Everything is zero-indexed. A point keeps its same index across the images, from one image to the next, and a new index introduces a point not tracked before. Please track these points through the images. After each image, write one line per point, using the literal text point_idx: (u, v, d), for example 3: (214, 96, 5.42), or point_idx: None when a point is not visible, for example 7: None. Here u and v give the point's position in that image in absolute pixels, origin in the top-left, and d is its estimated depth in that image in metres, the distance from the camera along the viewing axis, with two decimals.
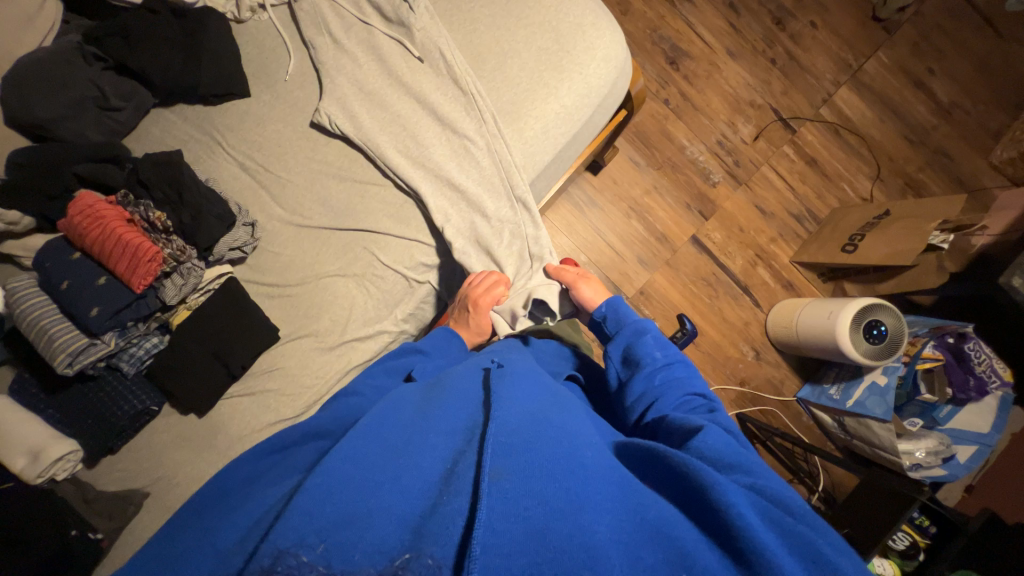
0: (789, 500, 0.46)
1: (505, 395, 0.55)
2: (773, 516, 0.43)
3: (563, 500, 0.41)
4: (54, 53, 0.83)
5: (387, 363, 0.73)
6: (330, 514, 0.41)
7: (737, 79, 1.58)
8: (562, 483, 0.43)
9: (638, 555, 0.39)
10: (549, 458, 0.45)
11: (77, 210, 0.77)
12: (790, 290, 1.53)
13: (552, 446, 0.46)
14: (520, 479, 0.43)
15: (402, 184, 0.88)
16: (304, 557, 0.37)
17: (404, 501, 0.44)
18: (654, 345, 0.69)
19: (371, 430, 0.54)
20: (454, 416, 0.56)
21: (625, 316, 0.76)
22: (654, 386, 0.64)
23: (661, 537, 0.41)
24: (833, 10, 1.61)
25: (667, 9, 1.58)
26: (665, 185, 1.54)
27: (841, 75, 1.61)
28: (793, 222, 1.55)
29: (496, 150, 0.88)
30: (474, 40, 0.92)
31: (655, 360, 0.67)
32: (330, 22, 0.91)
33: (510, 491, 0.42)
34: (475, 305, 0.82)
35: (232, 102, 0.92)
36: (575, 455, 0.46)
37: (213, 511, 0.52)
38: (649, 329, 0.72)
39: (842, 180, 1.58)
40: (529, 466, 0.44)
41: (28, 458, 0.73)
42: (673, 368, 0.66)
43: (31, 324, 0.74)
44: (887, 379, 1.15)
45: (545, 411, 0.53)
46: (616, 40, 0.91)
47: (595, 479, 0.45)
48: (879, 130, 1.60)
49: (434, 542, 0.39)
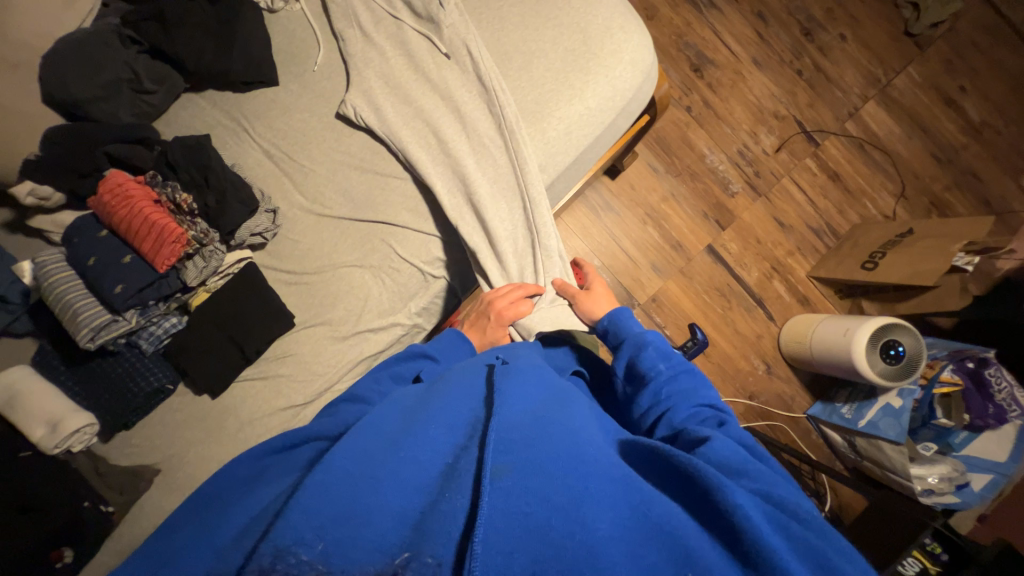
0: (795, 505, 0.46)
1: (507, 394, 0.54)
2: (779, 520, 0.43)
3: (564, 497, 0.41)
4: (91, 34, 0.82)
5: (395, 369, 0.72)
6: (329, 510, 0.41)
7: (762, 89, 1.58)
8: (563, 479, 0.43)
9: (640, 553, 0.39)
10: (552, 455, 0.45)
11: (106, 189, 0.78)
12: (805, 305, 1.51)
13: (555, 445, 0.46)
14: (520, 474, 0.43)
15: (419, 179, 0.89)
16: (304, 556, 0.38)
17: (403, 496, 0.44)
18: (657, 356, 0.67)
19: (373, 425, 0.54)
20: (459, 406, 0.56)
21: (626, 329, 0.74)
22: (661, 401, 0.63)
23: (663, 535, 0.40)
24: (863, 23, 1.60)
25: (695, 16, 1.58)
26: (682, 194, 1.53)
27: (869, 89, 1.59)
28: (812, 236, 1.54)
29: (515, 149, 0.87)
30: (502, 38, 0.92)
31: (659, 373, 0.65)
32: (360, 15, 0.91)
33: (511, 488, 0.42)
34: (496, 316, 0.82)
35: (260, 91, 0.91)
36: (577, 453, 0.45)
37: (219, 508, 0.52)
38: (651, 339, 0.70)
39: (864, 196, 1.55)
40: (531, 462, 0.44)
41: (47, 428, 0.77)
42: (678, 380, 0.64)
43: (56, 299, 0.75)
44: (902, 401, 1.13)
45: (547, 409, 0.52)
46: (644, 44, 0.91)
47: (598, 475, 0.44)
48: (906, 147, 1.57)
49: (434, 540, 0.39)
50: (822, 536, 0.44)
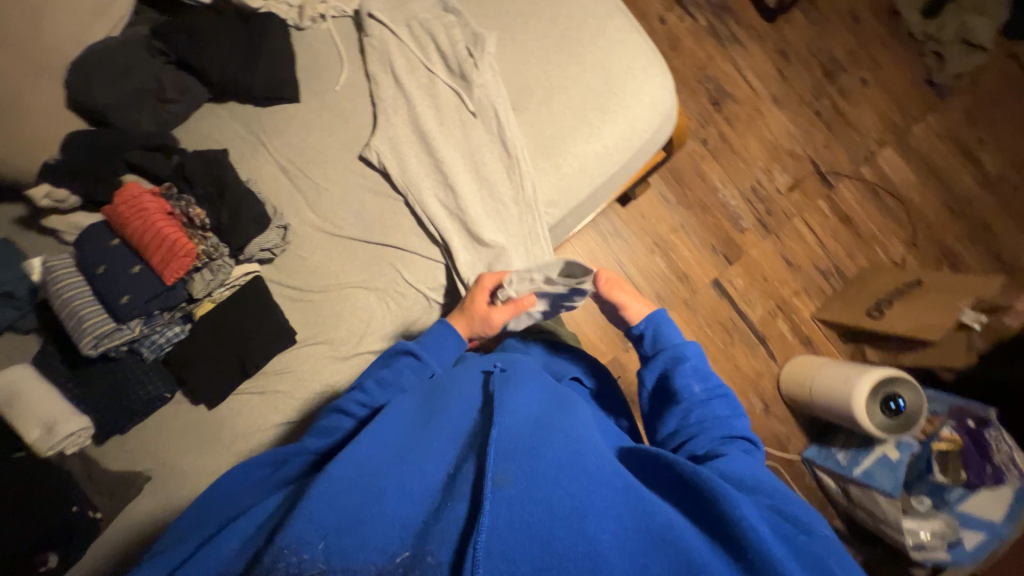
0: (805, 520, 0.50)
1: (510, 402, 0.55)
2: (785, 533, 0.46)
3: (568, 505, 0.41)
4: (123, 45, 0.83)
5: (380, 373, 0.69)
6: (333, 519, 0.43)
7: (779, 127, 1.58)
8: (569, 488, 0.42)
9: (644, 562, 0.39)
10: (555, 464, 0.45)
11: (121, 200, 0.78)
12: (808, 347, 1.50)
13: (557, 453, 0.46)
14: (526, 485, 0.42)
15: (436, 235, 0.88)
16: (305, 556, 0.40)
17: (406, 504, 0.45)
18: (693, 376, 0.68)
19: (378, 434, 0.56)
20: (461, 420, 0.57)
21: (666, 337, 0.73)
22: (688, 426, 0.65)
23: (666, 543, 0.41)
24: (886, 69, 1.60)
25: (717, 51, 1.59)
26: (692, 225, 1.53)
27: (887, 134, 1.58)
28: (819, 277, 1.53)
29: (524, 195, 0.87)
30: (524, 71, 0.91)
31: (693, 395, 0.66)
32: (395, 61, 0.89)
33: (515, 497, 0.42)
34: (479, 282, 0.82)
35: (281, 107, 0.91)
36: (581, 462, 0.46)
37: (224, 509, 0.58)
38: (689, 355, 0.70)
39: (875, 241, 1.55)
40: (533, 474, 0.43)
41: (43, 430, 0.77)
42: (712, 405, 0.66)
43: (62, 304, 0.76)
44: (900, 454, 1.13)
45: (550, 418, 0.53)
46: (664, 87, 0.92)
47: (602, 484, 0.44)
48: (920, 195, 1.56)
49: (437, 541, 0.40)
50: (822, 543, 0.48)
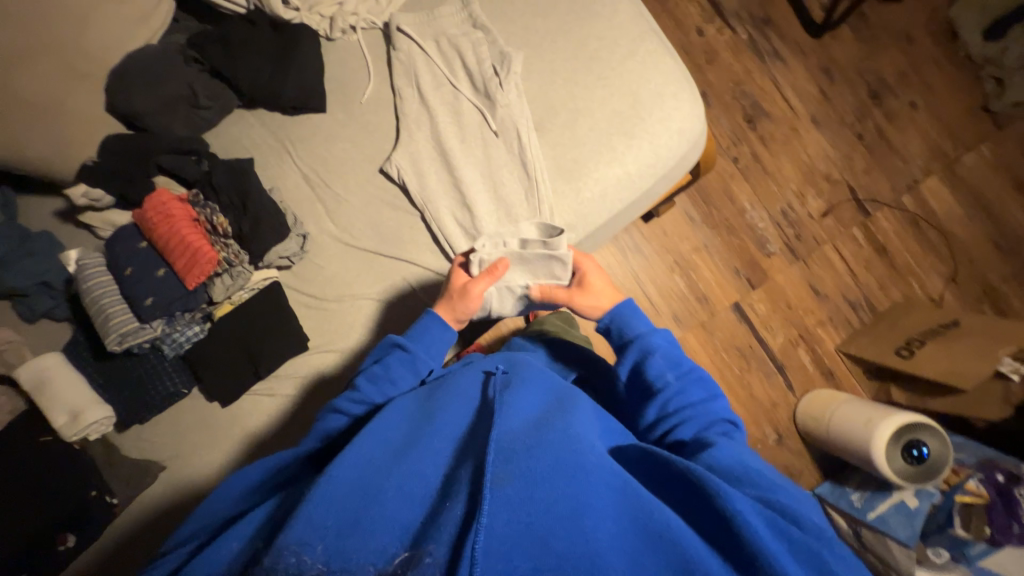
0: (796, 511, 0.50)
1: (508, 403, 0.56)
2: (778, 525, 0.47)
3: (564, 505, 0.43)
4: (162, 51, 0.85)
5: (370, 369, 0.73)
6: (333, 519, 0.44)
7: (817, 149, 1.51)
8: (563, 489, 0.45)
9: (640, 561, 0.43)
10: (551, 465, 0.46)
11: (150, 205, 0.81)
12: (829, 380, 1.44)
13: (553, 454, 0.47)
14: (522, 484, 0.44)
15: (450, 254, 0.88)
16: (305, 556, 0.40)
17: (405, 507, 0.46)
18: (663, 365, 0.68)
19: (378, 433, 0.57)
20: (461, 419, 0.58)
21: (633, 327, 0.73)
22: (670, 415, 0.65)
23: (664, 541, 0.44)
24: (938, 93, 1.51)
25: (756, 67, 1.53)
26: (716, 246, 1.49)
27: (934, 163, 1.50)
28: (846, 308, 1.47)
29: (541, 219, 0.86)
30: (549, 92, 0.89)
31: (668, 384, 0.66)
32: (421, 76, 0.89)
33: (513, 496, 0.43)
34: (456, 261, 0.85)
35: (308, 116, 0.92)
36: (577, 461, 0.47)
37: (220, 504, 0.62)
38: (658, 345, 0.70)
39: (911, 275, 1.47)
40: (530, 473, 0.45)
41: (69, 417, 0.82)
42: (687, 392, 0.66)
43: (91, 301, 0.80)
44: (918, 503, 1.10)
45: (547, 416, 0.54)
46: (693, 114, 0.89)
47: (597, 484, 0.47)
48: (965, 229, 1.47)
49: (434, 541, 0.41)
50: (820, 539, 0.49)
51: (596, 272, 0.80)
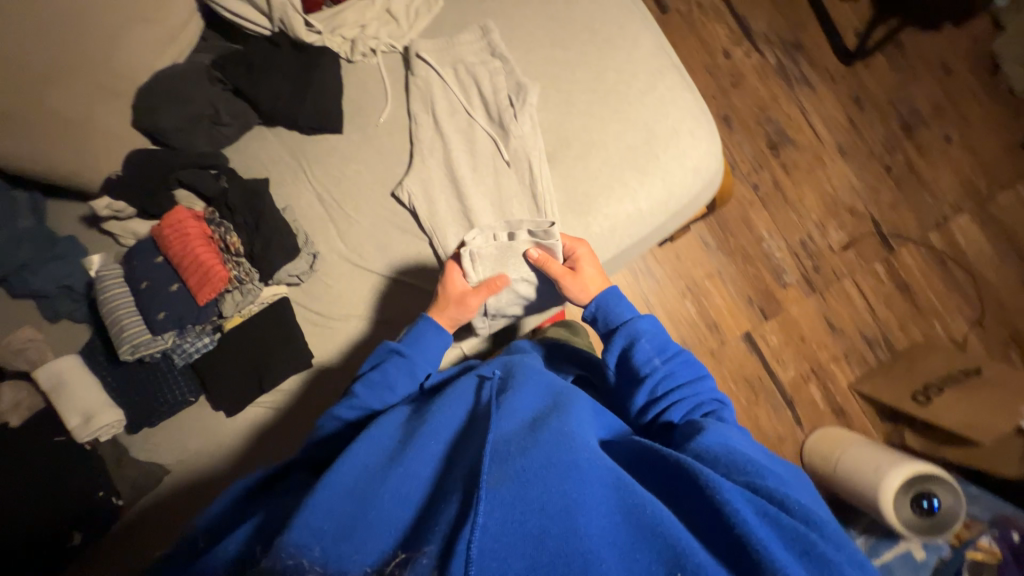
0: (785, 497, 0.49)
1: (507, 405, 0.57)
2: (770, 513, 0.47)
3: (557, 504, 0.43)
4: (187, 70, 0.88)
5: (368, 374, 0.74)
6: (331, 523, 0.45)
7: (841, 179, 1.47)
8: (560, 485, 0.45)
9: (636, 557, 0.43)
10: (545, 465, 0.46)
11: (167, 222, 0.84)
12: (840, 418, 1.39)
13: (547, 453, 0.47)
14: (517, 484, 0.44)
15: None
16: (304, 559, 0.41)
17: (397, 508, 0.48)
18: (651, 350, 0.71)
19: (375, 439, 0.59)
20: (457, 421, 0.59)
21: (616, 315, 0.77)
22: (659, 400, 0.67)
23: (655, 536, 0.43)
24: (975, 127, 1.45)
25: (783, 92, 1.50)
26: (730, 273, 1.46)
27: (966, 200, 1.44)
28: (863, 345, 1.41)
29: None
30: (564, 123, 0.89)
31: (655, 369, 0.69)
32: (437, 102, 0.90)
33: (509, 496, 0.44)
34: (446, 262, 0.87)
35: (325, 137, 0.94)
36: (571, 456, 0.48)
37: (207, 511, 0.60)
38: (643, 330, 0.73)
39: (935, 315, 1.41)
40: (524, 472, 0.46)
41: (82, 419, 0.85)
42: (674, 375, 0.69)
43: (108, 312, 0.83)
44: (926, 555, 1.06)
45: (543, 417, 0.54)
46: (709, 152, 0.87)
47: (591, 478, 0.47)
48: (995, 270, 1.41)
49: (431, 543, 0.42)
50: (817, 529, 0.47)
51: (588, 260, 0.82)
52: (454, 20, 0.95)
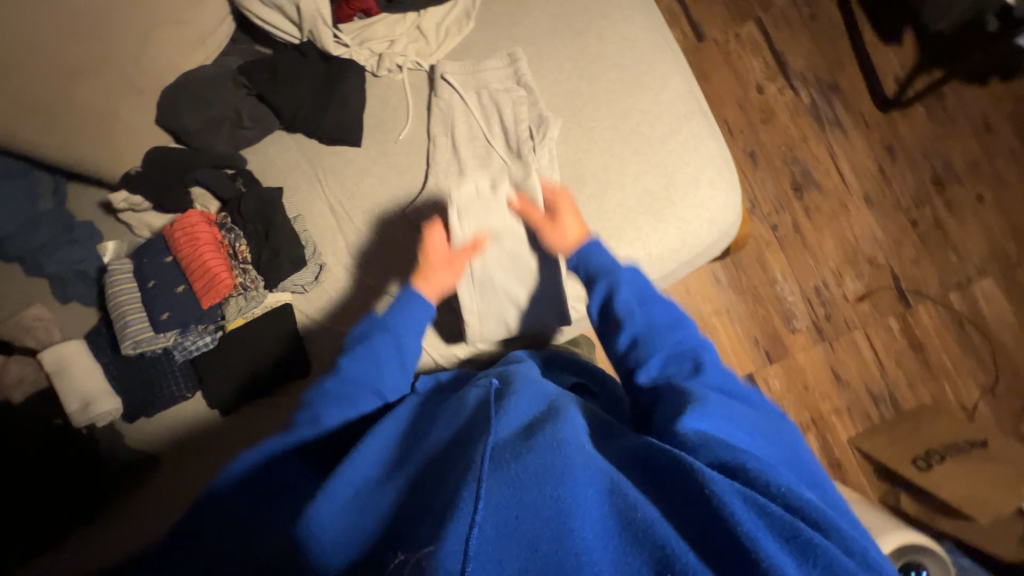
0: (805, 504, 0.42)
1: (502, 406, 0.51)
2: (788, 524, 0.40)
3: (545, 509, 0.38)
4: (215, 74, 0.89)
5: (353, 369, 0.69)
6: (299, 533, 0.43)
7: (864, 228, 1.43)
8: (550, 491, 0.39)
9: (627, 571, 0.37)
10: (534, 470, 0.41)
11: (180, 225, 0.86)
12: (835, 472, 1.34)
13: (539, 457, 0.42)
14: (504, 488, 0.40)
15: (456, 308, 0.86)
16: None
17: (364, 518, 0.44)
18: (630, 294, 0.72)
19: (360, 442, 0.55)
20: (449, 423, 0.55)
21: (596, 259, 0.76)
22: (641, 347, 0.68)
23: (649, 544, 0.38)
24: (1010, 189, 1.41)
25: (813, 133, 1.46)
26: (739, 312, 1.42)
27: (992, 263, 1.39)
28: (868, 400, 1.37)
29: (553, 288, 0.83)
30: (582, 160, 0.87)
31: (635, 315, 0.70)
32: (457, 126, 0.90)
33: (492, 501, 0.39)
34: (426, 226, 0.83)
35: (343, 148, 0.93)
36: (563, 459, 0.42)
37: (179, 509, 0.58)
38: (622, 272, 0.74)
39: (947, 378, 1.37)
40: (511, 477, 0.40)
41: (80, 404, 0.86)
42: (654, 321, 0.69)
43: (117, 305, 0.86)
44: None
45: (538, 422, 0.49)
46: (727, 204, 0.86)
47: (583, 479, 0.41)
48: (1015, 339, 1.37)
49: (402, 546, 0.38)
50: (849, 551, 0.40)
51: (569, 209, 0.80)
52: (483, 42, 0.94)
